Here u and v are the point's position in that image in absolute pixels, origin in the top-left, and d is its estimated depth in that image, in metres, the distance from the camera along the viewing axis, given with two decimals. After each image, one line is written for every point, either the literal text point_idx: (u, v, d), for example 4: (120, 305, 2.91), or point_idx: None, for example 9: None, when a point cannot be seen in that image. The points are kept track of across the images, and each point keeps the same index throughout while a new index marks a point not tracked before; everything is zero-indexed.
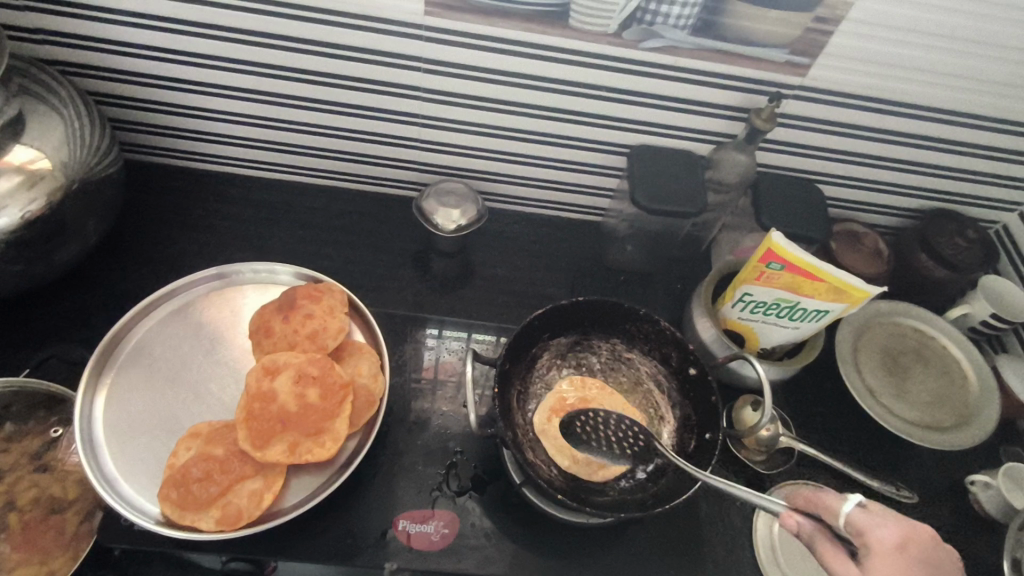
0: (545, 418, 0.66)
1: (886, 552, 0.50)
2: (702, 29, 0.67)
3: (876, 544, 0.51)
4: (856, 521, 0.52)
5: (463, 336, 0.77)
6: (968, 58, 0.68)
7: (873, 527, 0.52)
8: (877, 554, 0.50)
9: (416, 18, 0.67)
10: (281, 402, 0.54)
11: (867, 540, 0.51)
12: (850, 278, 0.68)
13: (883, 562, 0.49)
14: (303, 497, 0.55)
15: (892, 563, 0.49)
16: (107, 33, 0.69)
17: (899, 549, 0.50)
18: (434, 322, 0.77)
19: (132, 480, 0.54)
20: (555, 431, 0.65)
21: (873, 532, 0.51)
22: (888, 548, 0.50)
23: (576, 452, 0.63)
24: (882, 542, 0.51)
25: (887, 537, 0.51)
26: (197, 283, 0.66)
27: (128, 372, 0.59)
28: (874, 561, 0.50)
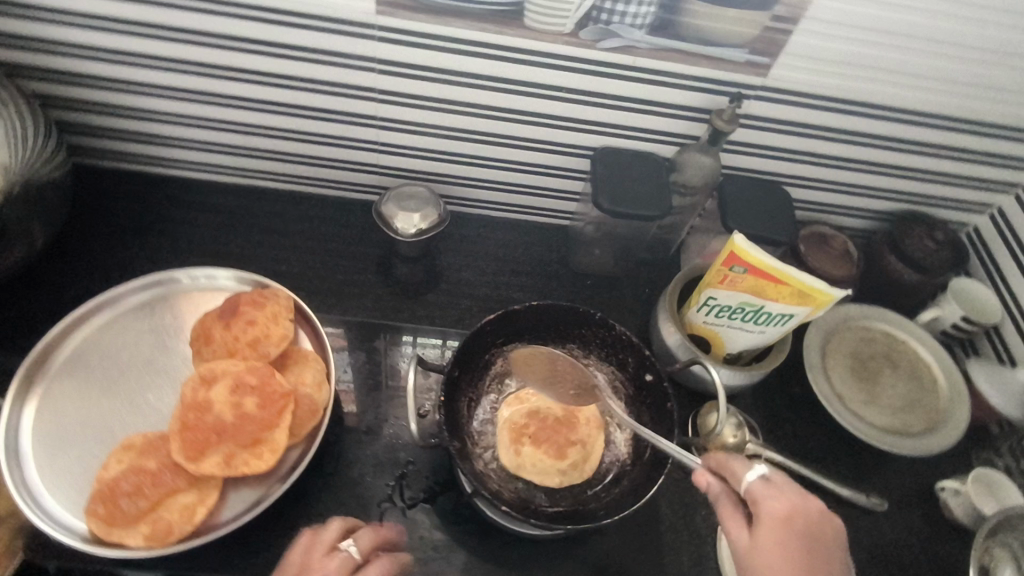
0: (513, 452, 0.60)
1: (774, 524, 0.52)
2: (660, 28, 0.66)
3: (763, 515, 0.52)
4: (752, 492, 0.54)
5: (437, 342, 0.77)
6: (929, 58, 0.68)
7: (766, 498, 0.53)
8: (765, 524, 0.52)
9: (369, 18, 0.65)
10: (216, 412, 0.52)
11: (758, 509, 0.53)
12: (814, 281, 0.66)
13: (767, 532, 0.51)
14: (241, 511, 0.53)
15: (777, 534, 0.51)
16: (50, 33, 0.67)
17: (785, 522, 0.51)
18: (409, 330, 0.77)
19: (57, 493, 0.51)
20: (530, 454, 0.59)
21: (764, 502, 0.53)
22: (775, 521, 0.52)
23: (560, 465, 0.59)
24: (769, 513, 0.52)
25: (774, 509, 0.52)
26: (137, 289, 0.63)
27: (60, 383, 0.57)
28: (760, 530, 0.52)
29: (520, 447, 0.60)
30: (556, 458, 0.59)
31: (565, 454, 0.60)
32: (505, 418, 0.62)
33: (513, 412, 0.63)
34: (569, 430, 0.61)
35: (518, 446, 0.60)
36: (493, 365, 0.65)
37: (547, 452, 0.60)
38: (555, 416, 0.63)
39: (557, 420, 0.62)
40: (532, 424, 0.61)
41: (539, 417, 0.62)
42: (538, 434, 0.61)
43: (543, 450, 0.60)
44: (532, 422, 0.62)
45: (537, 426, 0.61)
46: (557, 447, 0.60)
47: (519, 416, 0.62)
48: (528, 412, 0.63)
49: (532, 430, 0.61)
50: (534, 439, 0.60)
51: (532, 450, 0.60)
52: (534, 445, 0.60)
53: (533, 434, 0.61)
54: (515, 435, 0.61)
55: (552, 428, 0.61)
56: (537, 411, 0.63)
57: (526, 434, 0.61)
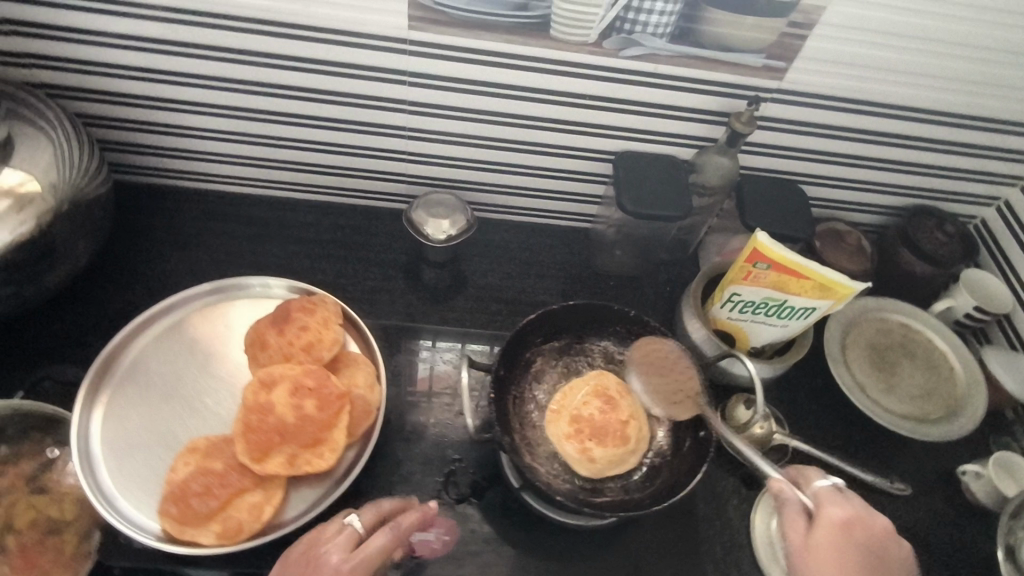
0: (579, 453, 0.61)
1: (833, 526, 0.54)
2: (681, 36, 0.69)
3: (825, 517, 0.55)
4: (817, 495, 0.57)
5: (457, 345, 0.79)
6: (939, 59, 0.71)
7: (829, 503, 0.56)
8: (825, 525, 0.55)
9: (402, 32, 0.68)
10: (277, 414, 0.55)
11: (822, 512, 0.56)
12: (836, 275, 0.69)
13: (825, 532, 0.54)
14: (303, 509, 0.55)
15: (834, 536, 0.54)
16: (94, 55, 0.70)
17: (845, 527, 0.54)
18: (427, 333, 0.79)
19: (130, 495, 0.54)
20: (602, 452, 0.61)
21: (827, 506, 0.56)
22: (834, 524, 0.54)
23: (628, 447, 0.62)
24: (829, 515, 0.55)
25: (837, 514, 0.55)
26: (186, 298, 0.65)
27: (123, 390, 0.59)
28: (819, 530, 0.55)
29: (586, 455, 0.61)
30: (624, 444, 0.62)
31: (625, 435, 0.62)
32: (556, 434, 0.63)
33: (562, 424, 0.63)
34: (615, 411, 0.64)
35: (584, 452, 0.61)
36: (533, 363, 0.68)
37: (613, 443, 0.61)
38: (596, 406, 0.64)
39: (602, 408, 0.64)
40: (586, 426, 0.63)
41: (586, 416, 0.63)
42: (597, 432, 0.62)
43: (607, 443, 0.61)
44: (585, 424, 0.63)
45: (586, 423, 0.63)
46: (617, 434, 0.62)
47: (569, 427, 0.63)
48: (572, 417, 0.64)
49: (590, 430, 0.62)
50: (594, 438, 0.62)
51: (598, 448, 0.61)
52: (598, 443, 0.61)
53: (593, 434, 0.62)
54: (576, 446, 0.62)
55: (602, 417, 0.63)
56: (579, 412, 0.64)
57: (584, 436, 0.62)
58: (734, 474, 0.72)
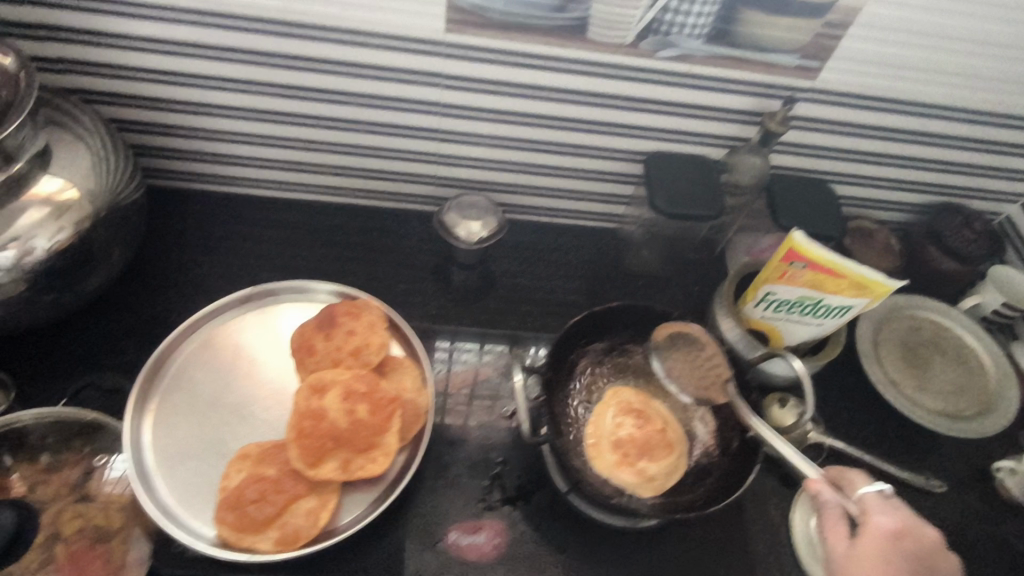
0: (638, 475, 0.60)
1: (881, 535, 0.52)
2: (716, 37, 0.69)
3: (873, 526, 0.53)
4: (865, 503, 0.55)
5: (476, 345, 0.79)
6: (973, 57, 0.71)
7: (877, 512, 0.54)
8: (872, 534, 0.53)
9: (438, 35, 0.68)
10: (330, 419, 0.54)
11: (869, 520, 0.54)
12: (872, 273, 0.69)
13: (872, 541, 0.52)
14: (356, 514, 0.55)
15: (882, 546, 0.52)
16: (126, 60, 0.69)
17: (895, 538, 0.52)
18: (445, 333, 0.79)
19: (185, 504, 0.54)
20: (656, 466, 0.61)
21: (875, 514, 0.54)
22: (883, 533, 0.52)
23: (674, 454, 0.62)
24: (878, 523, 0.53)
25: (886, 524, 0.53)
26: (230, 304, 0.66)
27: (171, 398, 0.60)
28: (864, 538, 0.53)
29: (644, 474, 0.60)
30: (671, 453, 0.62)
31: (667, 443, 0.63)
32: (604, 465, 0.61)
33: (606, 454, 0.62)
34: (648, 425, 0.64)
35: (641, 472, 0.60)
36: (577, 365, 0.69)
37: (662, 455, 0.61)
38: (630, 423, 0.64)
39: (636, 424, 0.64)
40: (631, 446, 0.62)
41: (626, 438, 0.63)
42: (644, 450, 0.62)
43: (658, 455, 0.61)
44: (629, 444, 0.62)
45: (630, 444, 0.62)
46: (662, 444, 0.62)
47: (614, 454, 0.62)
48: (612, 443, 0.62)
49: (637, 449, 0.62)
50: (643, 456, 0.61)
51: (651, 465, 0.61)
52: (650, 459, 0.61)
53: (642, 453, 0.61)
54: (629, 469, 0.61)
55: (640, 433, 0.63)
56: (617, 436, 0.63)
57: (633, 457, 0.61)
58: (772, 473, 0.72)
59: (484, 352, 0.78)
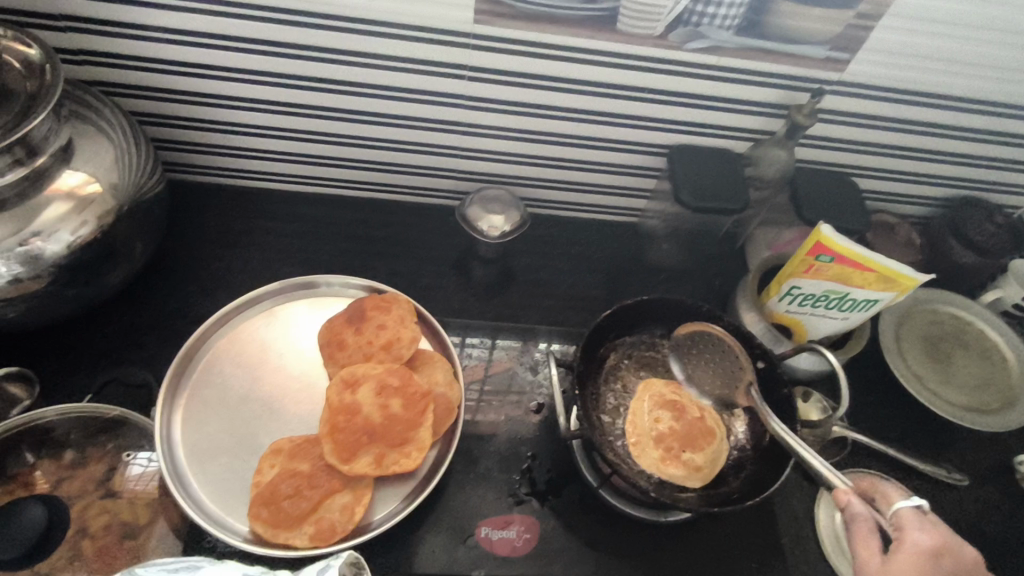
0: (685, 468, 0.60)
1: (918, 552, 0.51)
2: (746, 29, 0.68)
3: (909, 543, 0.52)
4: (901, 518, 0.54)
5: (488, 343, 0.76)
6: (1002, 49, 0.70)
7: (913, 528, 0.53)
8: (907, 550, 0.51)
9: (466, 26, 0.67)
10: (364, 413, 0.54)
11: (904, 536, 0.53)
12: (898, 265, 0.68)
13: (906, 557, 0.51)
14: (391, 509, 0.55)
15: (918, 563, 0.51)
16: (149, 51, 0.68)
17: (931, 555, 0.51)
18: (456, 330, 0.77)
19: (218, 500, 0.54)
20: (700, 456, 0.61)
21: (910, 530, 0.53)
22: (919, 550, 0.51)
23: (716, 441, 0.62)
24: (914, 540, 0.52)
25: (923, 541, 0.52)
26: (261, 298, 0.66)
27: (201, 392, 0.59)
28: (898, 554, 0.52)
29: (691, 466, 0.60)
30: (713, 439, 0.62)
31: (707, 430, 0.62)
32: (649, 463, 0.61)
33: (649, 450, 0.61)
34: (685, 415, 0.63)
35: (687, 463, 0.60)
36: (607, 358, 0.69)
37: (705, 444, 0.61)
38: (668, 416, 0.63)
39: (674, 415, 0.63)
40: (673, 440, 0.61)
41: (667, 431, 0.62)
42: (687, 441, 0.61)
43: (701, 444, 0.61)
44: (671, 438, 0.62)
45: (671, 437, 0.62)
46: (703, 432, 0.62)
47: (658, 450, 0.61)
48: (653, 439, 0.62)
49: (679, 441, 0.62)
50: (686, 447, 0.61)
51: (696, 455, 0.61)
52: (693, 450, 0.61)
53: (685, 445, 0.61)
54: (675, 463, 0.60)
55: (679, 425, 0.62)
56: (658, 431, 0.62)
57: (677, 450, 0.61)
58: (795, 467, 0.72)
59: (496, 347, 0.76)
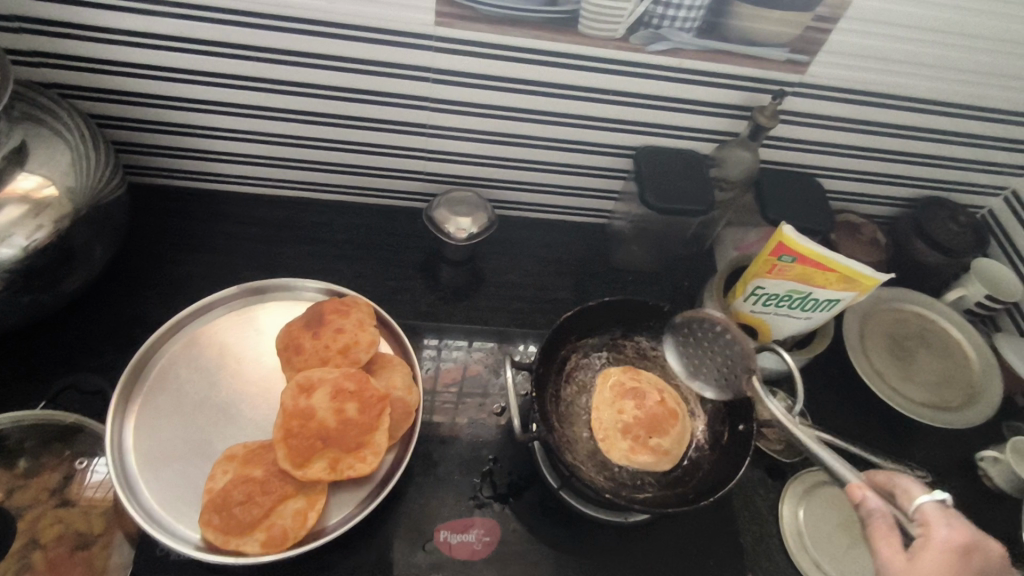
0: (654, 453, 0.62)
1: (947, 551, 0.48)
2: (707, 31, 0.68)
3: (936, 540, 0.49)
4: (925, 513, 0.51)
5: (465, 345, 0.75)
6: (960, 52, 0.71)
7: (938, 524, 0.50)
8: (934, 549, 0.48)
9: (427, 28, 0.66)
10: (319, 418, 0.53)
11: (930, 533, 0.50)
12: (860, 266, 0.69)
13: (935, 555, 0.48)
14: (345, 514, 0.55)
15: (946, 561, 0.48)
16: (105, 53, 0.67)
17: (959, 554, 0.48)
18: (433, 332, 0.76)
19: (171, 508, 0.54)
20: (666, 441, 0.63)
21: (937, 526, 0.50)
22: (948, 548, 0.48)
23: (678, 423, 0.64)
24: (941, 537, 0.49)
25: (951, 539, 0.49)
26: (216, 304, 0.65)
27: (155, 399, 0.59)
28: (925, 551, 0.49)
29: (660, 451, 0.62)
30: (676, 421, 0.64)
31: (668, 413, 0.64)
32: (620, 455, 0.62)
33: (618, 443, 0.63)
34: (645, 402, 0.65)
35: (656, 449, 0.62)
36: (569, 359, 0.68)
37: (669, 428, 0.63)
38: (630, 405, 0.65)
39: (635, 403, 0.65)
40: (640, 428, 0.63)
41: (632, 421, 0.64)
42: (652, 428, 0.63)
43: (666, 428, 0.63)
44: (638, 426, 0.63)
45: (638, 425, 0.63)
46: (666, 416, 0.64)
47: (627, 441, 0.63)
48: (620, 431, 0.63)
49: (645, 429, 0.63)
50: (652, 433, 0.63)
51: (663, 440, 0.63)
52: (660, 435, 0.63)
53: (651, 431, 0.63)
54: (644, 451, 0.62)
55: (643, 411, 0.64)
56: (623, 422, 0.64)
57: (644, 437, 0.63)
58: (760, 465, 0.73)
59: (474, 350, 0.75)
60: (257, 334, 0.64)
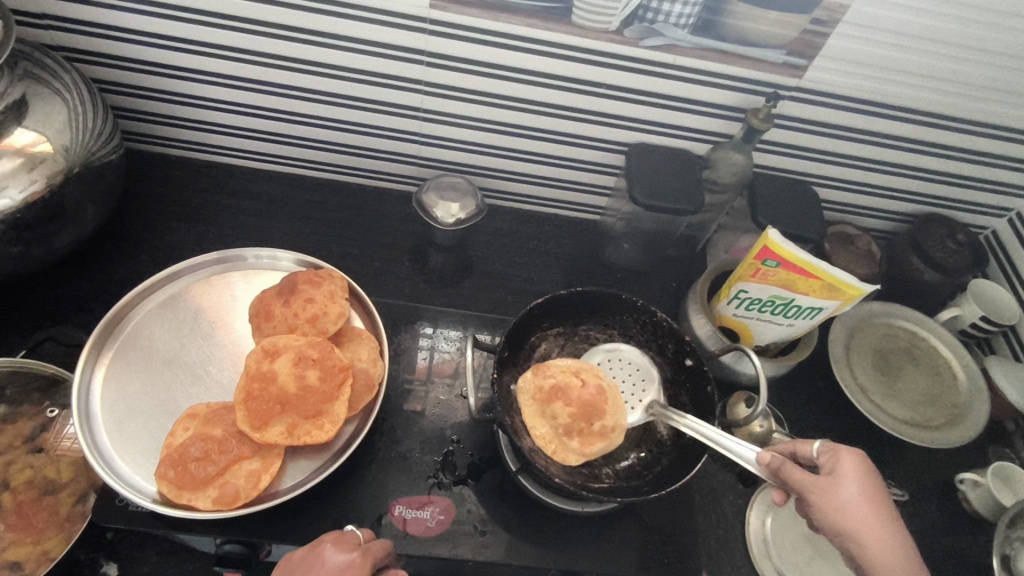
0: (602, 437, 0.61)
1: (854, 465, 0.52)
2: (702, 28, 0.67)
3: (842, 458, 0.52)
4: (828, 443, 0.55)
5: (458, 333, 0.75)
6: (963, 63, 0.69)
7: (840, 447, 0.54)
8: (843, 462, 0.52)
9: (422, 11, 0.67)
10: (280, 382, 0.56)
11: (836, 455, 0.53)
12: (845, 275, 0.67)
13: (845, 472, 0.51)
14: (300, 479, 0.57)
15: (858, 475, 0.51)
16: (106, 18, 0.69)
17: (863, 464, 0.52)
18: (429, 318, 0.75)
19: (128, 458, 0.57)
20: (606, 422, 0.62)
21: (841, 448, 0.53)
22: (854, 462, 0.52)
23: (607, 400, 0.63)
24: (847, 456, 0.52)
25: (853, 453, 0.53)
26: (182, 273, 0.69)
27: (126, 353, 0.63)
28: (838, 473, 0.52)
29: (607, 432, 0.61)
30: (605, 395, 0.63)
31: (594, 395, 0.63)
32: (575, 457, 0.60)
33: (567, 446, 0.61)
34: (570, 396, 0.62)
35: (602, 431, 0.61)
36: (537, 346, 0.71)
37: (603, 405, 0.62)
38: (559, 405, 0.62)
39: (564, 400, 0.62)
40: (580, 423, 0.61)
41: (569, 420, 0.61)
42: (589, 415, 0.61)
43: (600, 407, 0.62)
44: (576, 421, 0.61)
45: (579, 420, 0.61)
46: (594, 395, 0.63)
47: (574, 440, 0.61)
48: (563, 434, 0.61)
49: (584, 418, 0.61)
50: (593, 418, 0.61)
51: (604, 419, 0.62)
52: (599, 416, 0.62)
53: (590, 419, 0.61)
54: (595, 440, 0.61)
55: (574, 402, 0.62)
56: (562, 425, 0.61)
57: (586, 426, 0.61)
58: (731, 470, 0.72)
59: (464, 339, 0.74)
60: (236, 303, 0.69)
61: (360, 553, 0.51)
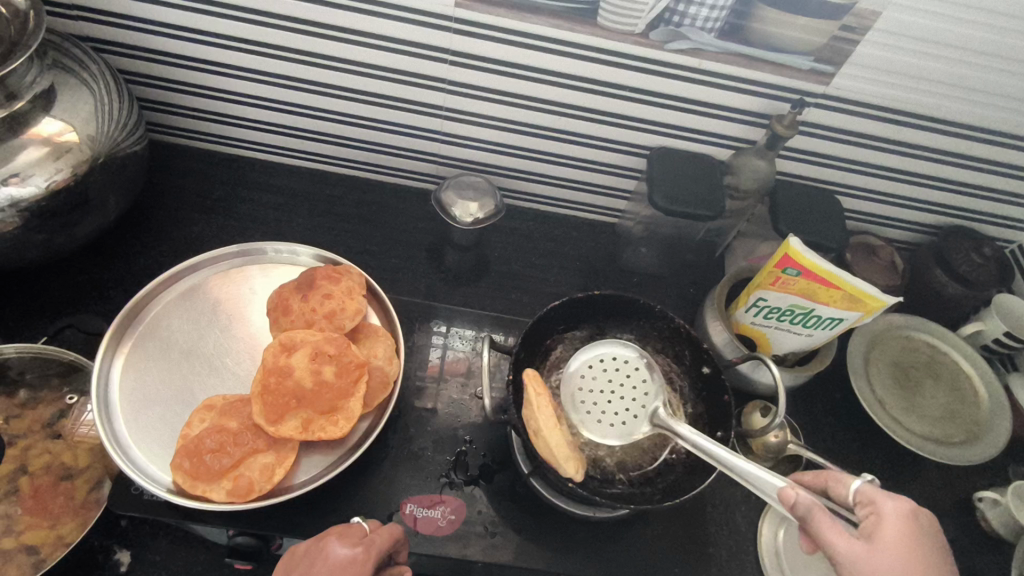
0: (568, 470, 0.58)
1: (899, 520, 0.48)
2: (728, 33, 0.66)
3: (886, 512, 0.48)
4: (866, 492, 0.51)
5: (472, 332, 0.75)
6: (996, 74, 0.68)
7: (882, 497, 0.50)
8: (888, 526, 0.48)
9: (447, 9, 0.66)
10: (296, 377, 0.56)
11: (878, 508, 0.49)
12: (866, 286, 0.66)
13: (890, 529, 0.47)
14: (314, 474, 0.57)
15: (902, 532, 0.47)
16: (134, 10, 0.69)
17: (910, 518, 0.48)
18: (444, 316, 0.75)
19: (144, 447, 0.57)
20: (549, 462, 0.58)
21: (883, 500, 0.49)
22: (900, 516, 0.48)
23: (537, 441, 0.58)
24: (891, 510, 0.48)
25: (896, 506, 0.49)
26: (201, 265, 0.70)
27: (145, 343, 0.63)
28: (883, 529, 0.48)
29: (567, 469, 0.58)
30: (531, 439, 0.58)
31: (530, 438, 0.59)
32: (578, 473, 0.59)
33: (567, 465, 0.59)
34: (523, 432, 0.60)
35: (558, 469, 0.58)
36: (552, 350, 0.71)
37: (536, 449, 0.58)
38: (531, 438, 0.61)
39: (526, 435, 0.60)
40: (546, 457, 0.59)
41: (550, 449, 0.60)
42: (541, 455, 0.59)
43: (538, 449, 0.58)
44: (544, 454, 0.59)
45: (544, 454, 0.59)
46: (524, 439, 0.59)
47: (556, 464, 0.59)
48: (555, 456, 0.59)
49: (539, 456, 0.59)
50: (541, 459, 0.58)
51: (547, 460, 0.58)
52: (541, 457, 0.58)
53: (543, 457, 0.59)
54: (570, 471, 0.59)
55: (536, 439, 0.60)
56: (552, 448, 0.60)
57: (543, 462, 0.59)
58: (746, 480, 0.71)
59: (479, 339, 0.74)
60: (254, 296, 0.69)
61: (363, 549, 0.51)
